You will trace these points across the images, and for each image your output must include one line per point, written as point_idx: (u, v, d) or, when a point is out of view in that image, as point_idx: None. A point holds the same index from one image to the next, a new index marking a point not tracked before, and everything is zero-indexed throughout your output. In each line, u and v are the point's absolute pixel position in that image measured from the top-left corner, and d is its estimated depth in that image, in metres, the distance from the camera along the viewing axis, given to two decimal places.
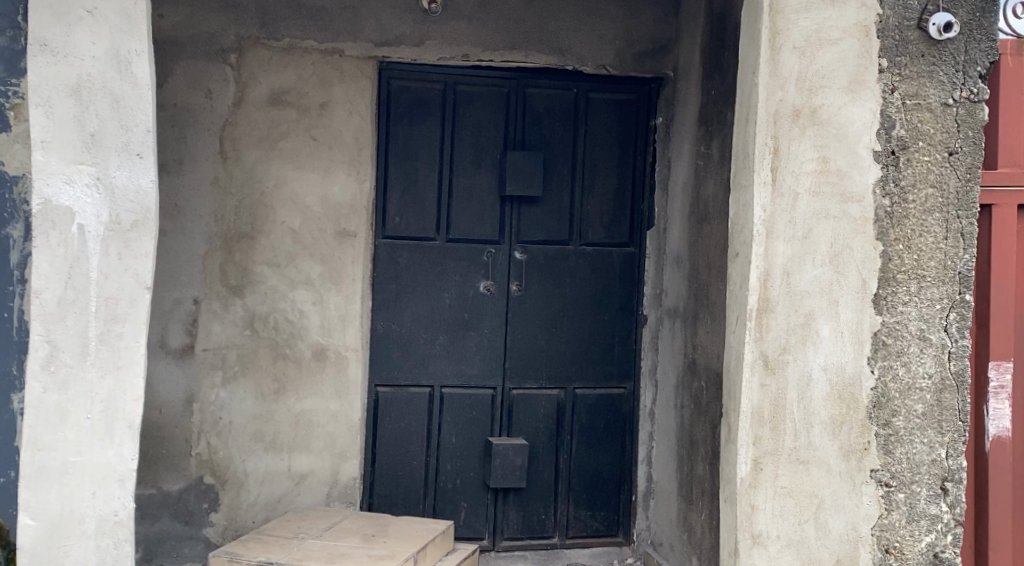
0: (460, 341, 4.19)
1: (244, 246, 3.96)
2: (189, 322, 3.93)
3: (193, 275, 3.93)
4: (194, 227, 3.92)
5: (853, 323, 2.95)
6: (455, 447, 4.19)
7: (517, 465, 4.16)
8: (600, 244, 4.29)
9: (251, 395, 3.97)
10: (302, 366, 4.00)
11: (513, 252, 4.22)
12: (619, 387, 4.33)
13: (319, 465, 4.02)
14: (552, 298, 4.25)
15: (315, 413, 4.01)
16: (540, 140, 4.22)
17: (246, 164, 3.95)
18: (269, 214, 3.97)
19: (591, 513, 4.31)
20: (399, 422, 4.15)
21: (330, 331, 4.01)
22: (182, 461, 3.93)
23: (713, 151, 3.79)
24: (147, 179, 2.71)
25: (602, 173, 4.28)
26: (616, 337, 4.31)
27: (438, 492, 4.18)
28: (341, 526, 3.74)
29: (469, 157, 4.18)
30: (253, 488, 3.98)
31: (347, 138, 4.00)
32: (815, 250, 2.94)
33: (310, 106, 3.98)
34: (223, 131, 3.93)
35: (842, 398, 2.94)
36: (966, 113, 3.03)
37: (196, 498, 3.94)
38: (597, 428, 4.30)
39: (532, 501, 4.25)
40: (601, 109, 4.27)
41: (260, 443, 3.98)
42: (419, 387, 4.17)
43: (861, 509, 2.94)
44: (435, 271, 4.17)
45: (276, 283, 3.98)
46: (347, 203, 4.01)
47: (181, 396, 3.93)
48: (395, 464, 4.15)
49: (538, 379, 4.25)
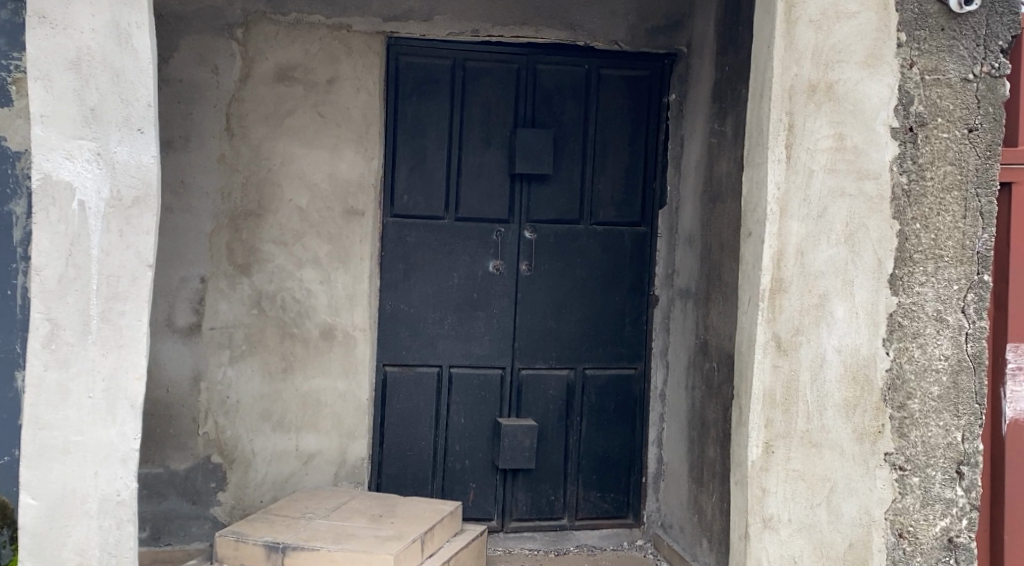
0: (469, 322, 4.15)
1: (251, 223, 3.91)
2: (196, 300, 3.89)
3: (199, 253, 3.88)
4: (200, 205, 3.87)
5: (868, 303, 2.86)
6: (463, 428, 4.16)
7: (525, 446, 4.12)
8: (611, 224, 4.23)
9: (258, 374, 3.94)
10: (310, 345, 3.97)
11: (524, 231, 4.17)
12: (630, 368, 4.28)
13: (327, 444, 4.00)
14: (562, 278, 4.20)
15: (322, 393, 3.98)
16: (550, 118, 4.16)
17: (253, 141, 3.90)
18: (276, 191, 3.92)
19: (601, 495, 4.27)
20: (407, 402, 4.11)
21: (338, 310, 3.97)
22: (189, 440, 3.90)
23: (726, 128, 3.73)
24: (148, 155, 2.65)
25: (613, 152, 4.22)
26: (627, 318, 4.27)
27: (447, 473, 4.15)
28: (349, 507, 3.71)
29: (478, 135, 4.12)
30: (260, 467, 3.95)
31: (355, 115, 3.96)
32: (830, 229, 2.85)
33: (318, 82, 3.93)
34: (229, 107, 3.88)
35: (857, 380, 2.85)
36: (985, 89, 2.94)
37: (203, 477, 3.92)
38: (606, 410, 4.26)
39: (541, 482, 4.22)
40: (612, 86, 4.21)
41: (267, 422, 3.96)
42: (427, 366, 4.13)
43: (874, 493, 2.86)
44: (445, 250, 4.12)
45: (283, 261, 3.94)
46: (355, 181, 3.97)
47: (188, 374, 3.89)
48: (403, 445, 4.11)
49: (547, 360, 4.20)
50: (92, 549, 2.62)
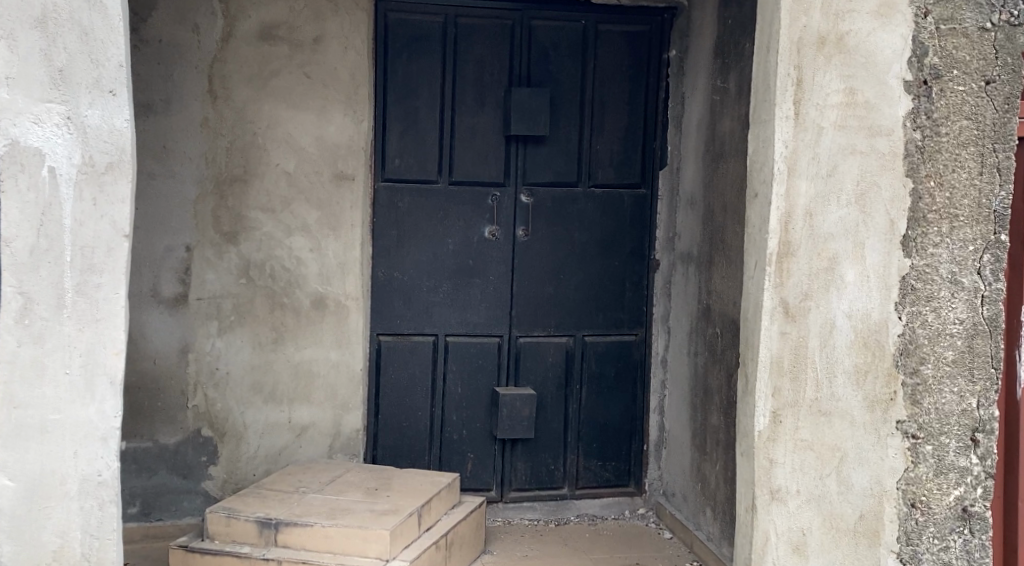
0: (465, 289, 4.04)
1: (237, 189, 3.78)
2: (182, 270, 3.76)
3: (184, 221, 3.75)
4: (184, 170, 3.74)
5: (880, 266, 2.73)
6: (460, 397, 4.06)
7: (524, 415, 4.02)
8: (610, 186, 4.11)
9: (248, 345, 3.82)
10: (301, 315, 3.84)
11: (519, 195, 4.04)
12: (631, 334, 4.18)
13: (320, 416, 3.89)
14: (560, 243, 4.09)
15: (314, 363, 3.86)
16: (546, 77, 4.02)
17: (237, 103, 3.75)
18: (262, 155, 3.78)
19: (602, 463, 4.18)
20: (402, 372, 4.01)
21: (329, 279, 3.85)
22: (178, 414, 3.79)
23: (729, 85, 3.59)
24: (121, 119, 2.52)
25: (612, 111, 4.08)
26: (627, 283, 4.15)
27: (444, 443, 4.06)
28: (343, 480, 3.61)
29: (471, 96, 3.98)
30: (253, 440, 3.85)
31: (343, 75, 3.80)
32: (840, 188, 2.71)
33: (303, 41, 3.77)
34: (211, 69, 3.73)
35: (868, 346, 2.74)
36: (1004, 38, 2.77)
37: (194, 451, 3.81)
38: (607, 377, 4.16)
39: (540, 451, 4.12)
40: (610, 42, 4.06)
41: (259, 395, 3.85)
42: (423, 335, 4.03)
43: (886, 463, 2.76)
44: (438, 215, 4.00)
45: (271, 229, 3.81)
46: (344, 144, 3.83)
47: (176, 346, 3.77)
48: (399, 415, 4.02)
49: (546, 327, 4.09)
50: (73, 532, 2.52)
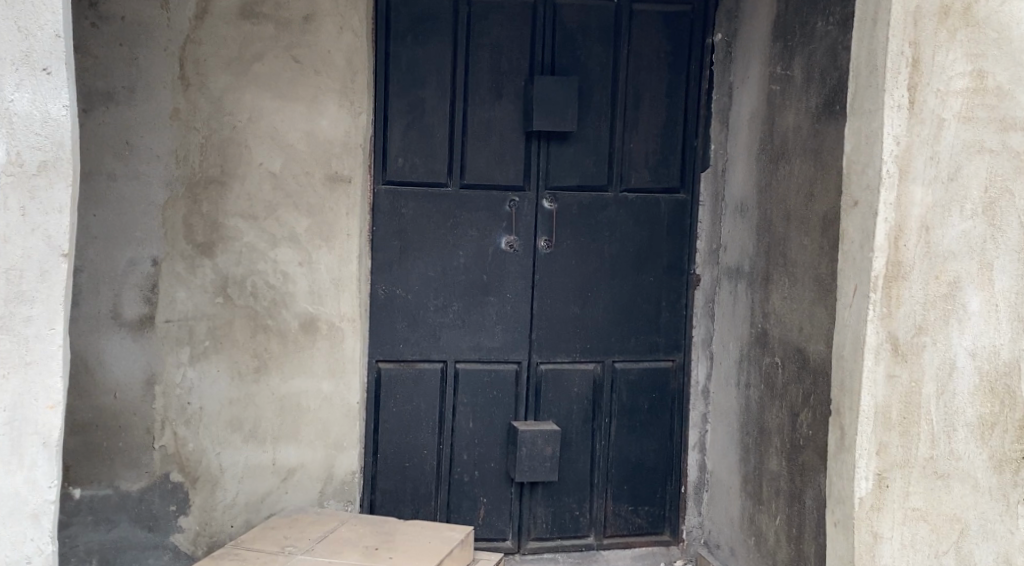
0: (478, 308, 3.49)
1: (214, 193, 3.21)
2: (147, 286, 3.20)
3: (151, 230, 3.18)
4: (150, 170, 3.17)
5: (1010, 293, 2.51)
6: (471, 434, 3.52)
7: (547, 455, 3.49)
8: (644, 190, 3.57)
9: (225, 375, 3.26)
10: (287, 341, 3.28)
11: (541, 200, 3.50)
12: (667, 360, 3.64)
13: (310, 457, 3.33)
14: (587, 256, 3.54)
15: (304, 396, 3.30)
16: (574, 64, 3.48)
17: (213, 91, 3.19)
18: (243, 153, 3.22)
19: (634, 508, 3.64)
20: (406, 404, 3.47)
21: (320, 297, 3.29)
22: (143, 455, 3.22)
23: (795, 72, 3.07)
24: (58, 105, 2.22)
25: (647, 104, 3.55)
26: (663, 302, 3.61)
27: (454, 486, 3.52)
28: (336, 537, 3.05)
29: (487, 85, 3.44)
30: (230, 487, 3.28)
31: (338, 60, 3.25)
32: (965, 196, 2.49)
33: (292, 20, 3.21)
34: (183, 51, 3.17)
35: (995, 393, 2.51)
36: None
37: (161, 499, 3.24)
38: (640, 410, 3.62)
39: (563, 495, 3.58)
40: (645, 25, 3.52)
41: (238, 432, 3.28)
42: (429, 362, 3.48)
43: (1016, 536, 2.52)
44: (447, 224, 3.46)
45: (253, 239, 3.24)
46: (340, 140, 3.27)
47: (140, 377, 3.21)
48: (402, 454, 3.47)
49: (570, 352, 3.55)
50: None
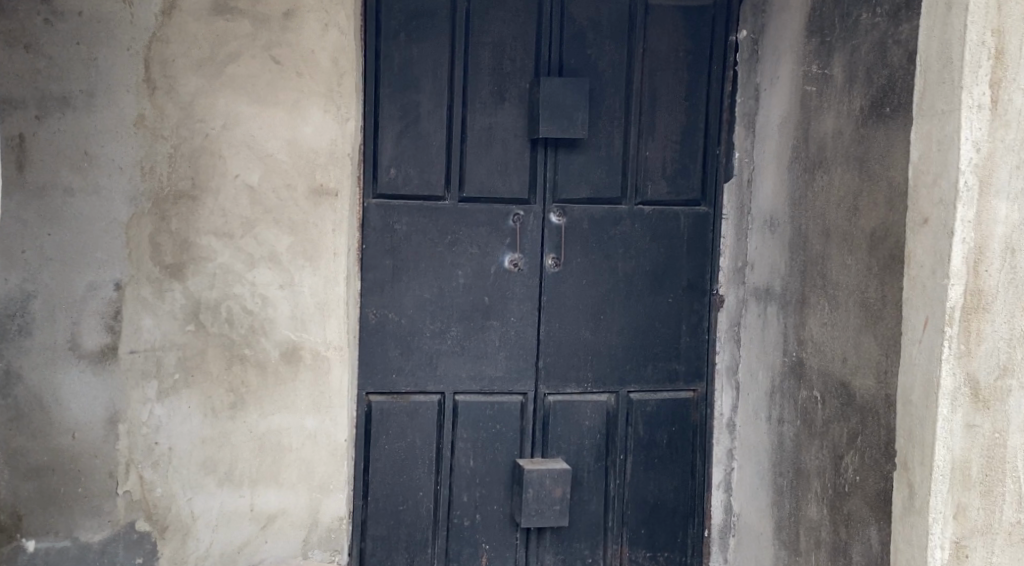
0: (480, 335, 3.15)
1: (184, 209, 2.84)
2: (110, 313, 2.81)
3: (113, 250, 2.80)
4: (112, 184, 2.79)
5: None
6: (472, 473, 3.17)
7: (556, 497, 3.13)
8: (662, 203, 3.23)
9: (198, 412, 2.87)
10: (267, 372, 2.90)
11: (549, 213, 3.16)
12: (688, 390, 3.30)
13: (293, 503, 2.94)
14: (600, 275, 3.20)
15: (285, 434, 2.92)
16: (585, 64, 3.14)
17: (182, 96, 2.82)
18: (216, 164, 2.85)
19: (652, 554, 3.29)
20: (399, 441, 3.12)
21: (304, 324, 2.91)
22: (105, 503, 2.83)
23: (834, 70, 2.74)
24: None
25: (665, 108, 3.21)
26: (684, 326, 3.27)
27: (453, 531, 3.17)
28: None
29: (488, 89, 3.11)
30: (204, 536, 2.90)
31: (323, 60, 2.89)
32: None
33: (271, 15, 2.86)
34: (149, 50, 2.80)
35: None
36: None
37: (125, 552, 2.85)
38: (658, 445, 3.28)
39: (574, 541, 3.23)
40: (664, 21, 3.19)
41: (212, 475, 2.89)
42: (426, 394, 3.14)
43: None
44: (445, 241, 3.12)
45: (228, 259, 2.87)
46: (326, 149, 2.91)
47: (101, 415, 2.81)
48: (395, 496, 3.12)
49: (581, 381, 3.21)
50: None
